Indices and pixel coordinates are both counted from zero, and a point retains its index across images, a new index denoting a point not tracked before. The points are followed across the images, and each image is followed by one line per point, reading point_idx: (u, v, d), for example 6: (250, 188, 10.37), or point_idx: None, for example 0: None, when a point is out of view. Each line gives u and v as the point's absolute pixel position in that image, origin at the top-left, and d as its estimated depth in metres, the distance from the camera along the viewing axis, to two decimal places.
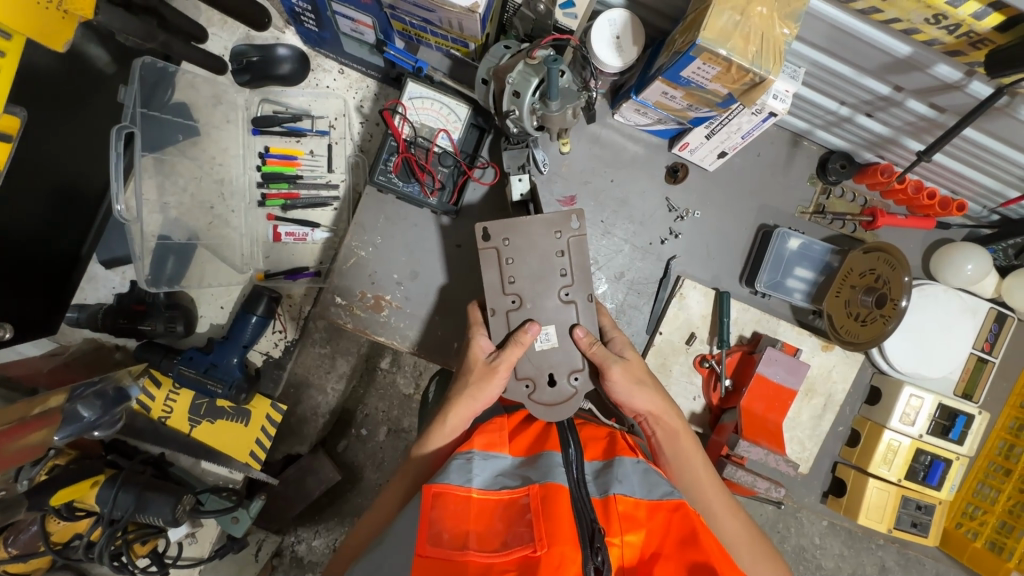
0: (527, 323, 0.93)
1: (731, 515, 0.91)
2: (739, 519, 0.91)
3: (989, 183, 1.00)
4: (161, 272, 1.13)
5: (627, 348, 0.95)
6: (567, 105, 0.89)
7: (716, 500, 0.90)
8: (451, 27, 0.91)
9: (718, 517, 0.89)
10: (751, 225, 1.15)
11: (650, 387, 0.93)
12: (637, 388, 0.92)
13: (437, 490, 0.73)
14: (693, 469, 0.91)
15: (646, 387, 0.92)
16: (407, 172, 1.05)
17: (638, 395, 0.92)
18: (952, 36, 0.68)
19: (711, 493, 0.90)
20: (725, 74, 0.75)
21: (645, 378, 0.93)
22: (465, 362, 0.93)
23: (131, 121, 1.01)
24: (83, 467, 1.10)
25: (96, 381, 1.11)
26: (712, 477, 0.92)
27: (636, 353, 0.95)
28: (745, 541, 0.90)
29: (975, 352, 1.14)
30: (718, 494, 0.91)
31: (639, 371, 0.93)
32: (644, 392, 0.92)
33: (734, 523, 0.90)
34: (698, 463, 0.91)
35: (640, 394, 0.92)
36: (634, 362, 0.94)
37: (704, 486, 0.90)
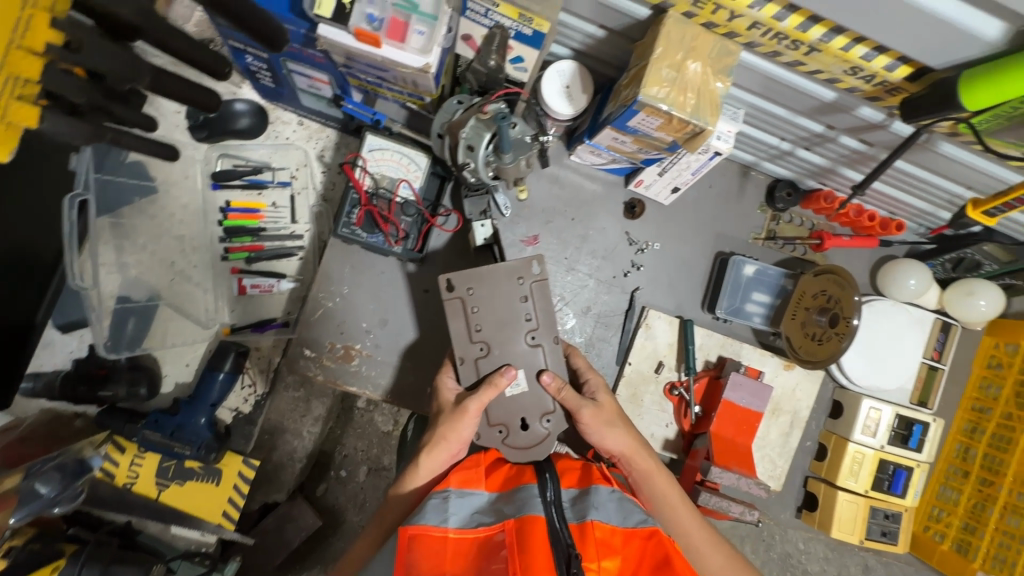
0: (504, 368, 0.94)
1: (714, 547, 0.93)
2: (721, 548, 0.94)
3: (922, 206, 1.06)
4: (122, 333, 1.17)
5: (600, 391, 0.97)
6: (520, 156, 0.93)
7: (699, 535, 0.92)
8: (406, 83, 0.93)
9: (702, 551, 0.92)
10: (708, 253, 1.19)
11: (622, 428, 0.94)
12: (609, 429, 0.93)
13: (414, 532, 0.73)
14: (672, 507, 0.92)
15: (618, 429, 0.93)
16: (371, 224, 1.05)
17: (611, 438, 0.92)
18: (869, 84, 0.73)
19: (692, 528, 0.92)
20: (667, 125, 0.79)
21: (618, 419, 0.94)
22: (441, 405, 0.92)
23: (84, 188, 1.03)
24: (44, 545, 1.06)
25: (55, 455, 1.08)
26: (691, 511, 0.94)
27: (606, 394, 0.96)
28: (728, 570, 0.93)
29: (926, 361, 1.19)
30: (699, 527, 0.93)
31: (612, 411, 0.95)
32: (616, 434, 0.93)
33: (719, 553, 0.94)
34: (676, 502, 0.93)
35: (614, 435, 0.92)
36: (606, 402, 0.95)
37: (685, 523, 0.92)
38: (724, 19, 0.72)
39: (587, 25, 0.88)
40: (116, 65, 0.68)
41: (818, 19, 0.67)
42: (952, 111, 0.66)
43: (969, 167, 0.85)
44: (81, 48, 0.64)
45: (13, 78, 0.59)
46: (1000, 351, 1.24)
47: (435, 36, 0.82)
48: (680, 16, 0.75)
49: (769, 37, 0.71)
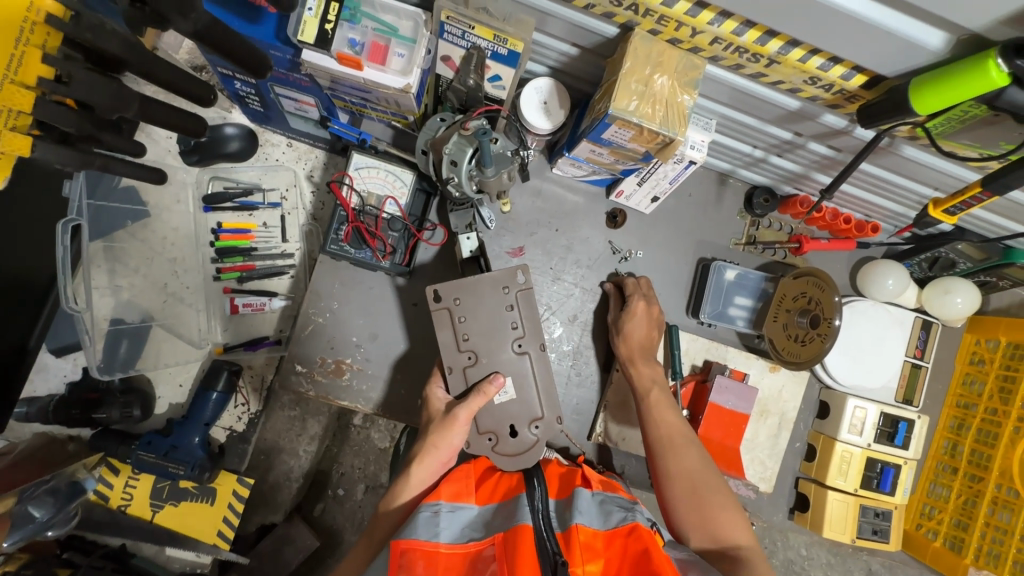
0: (492, 375, 0.96)
1: (690, 454, 0.92)
2: (703, 464, 0.91)
3: (894, 207, 1.10)
4: (115, 356, 1.16)
5: (643, 306, 1.09)
6: (502, 169, 0.93)
7: (676, 433, 0.94)
8: (388, 103, 0.96)
9: (675, 448, 0.92)
10: (691, 259, 1.22)
11: (647, 331, 1.08)
12: (630, 331, 1.07)
13: (405, 545, 0.73)
14: (657, 400, 0.99)
15: (639, 333, 1.07)
16: (358, 240, 1.08)
17: (633, 331, 1.07)
18: (829, 93, 0.77)
19: (670, 428, 0.95)
20: (639, 136, 0.82)
21: (645, 323, 1.08)
22: (431, 414, 0.94)
23: (77, 215, 1.05)
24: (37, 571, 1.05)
25: (48, 478, 1.12)
26: (677, 418, 0.97)
27: (647, 307, 1.09)
28: (699, 475, 0.89)
29: (909, 359, 1.21)
30: (680, 434, 0.94)
31: (639, 317, 1.08)
32: (634, 336, 1.07)
33: (694, 459, 0.91)
34: (663, 401, 0.99)
35: (634, 332, 1.07)
36: (639, 309, 1.09)
37: (666, 422, 0.96)
38: (686, 35, 0.76)
39: (561, 44, 0.91)
40: (101, 98, 0.67)
41: (774, 33, 0.70)
42: (906, 115, 0.69)
43: (933, 168, 0.88)
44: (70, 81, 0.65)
45: (7, 110, 0.62)
46: (982, 347, 1.26)
47: (414, 57, 0.85)
48: (646, 33, 0.78)
49: (731, 51, 0.75)
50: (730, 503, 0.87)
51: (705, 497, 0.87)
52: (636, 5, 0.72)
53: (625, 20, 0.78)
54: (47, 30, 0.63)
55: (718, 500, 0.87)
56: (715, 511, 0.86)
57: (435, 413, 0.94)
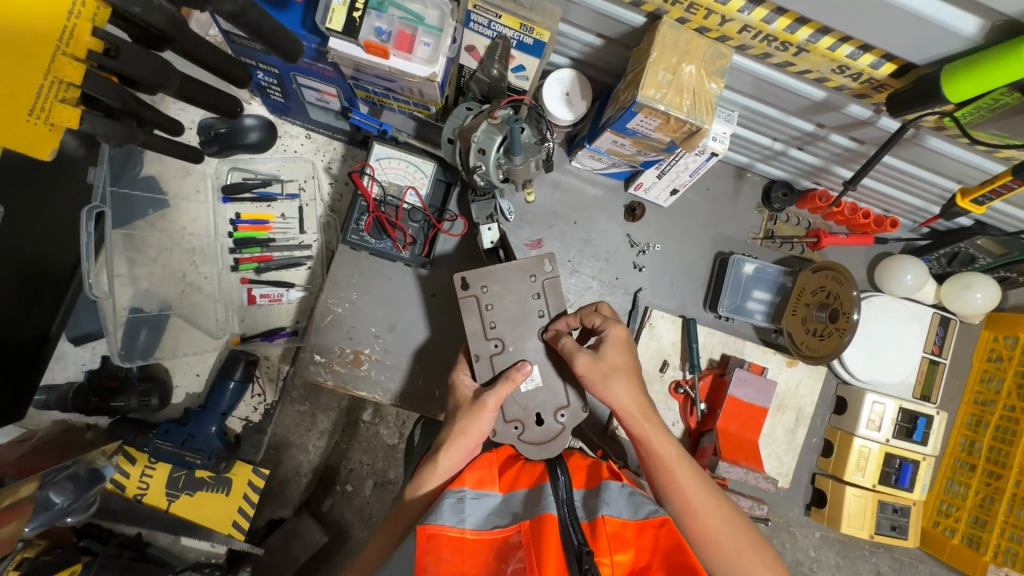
0: (520, 362, 0.97)
1: (720, 519, 0.85)
2: (735, 524, 0.86)
3: (915, 202, 1.10)
4: (133, 345, 1.15)
5: (613, 346, 0.93)
6: (530, 158, 0.94)
7: (701, 499, 0.86)
8: (412, 93, 0.97)
9: (703, 519, 0.85)
10: (708, 253, 1.22)
11: (629, 380, 0.92)
12: (608, 381, 0.91)
13: (432, 531, 0.72)
14: (667, 468, 0.88)
15: (619, 381, 0.91)
16: (379, 230, 1.08)
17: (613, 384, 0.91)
18: (857, 82, 0.77)
19: (694, 497, 0.86)
20: (665, 125, 0.82)
21: (622, 371, 0.92)
22: (459, 400, 0.93)
23: (101, 201, 1.03)
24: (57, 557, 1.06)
25: (69, 463, 1.11)
26: (696, 480, 0.88)
27: (617, 349, 0.93)
28: (737, 540, 0.84)
29: (927, 355, 1.21)
30: (705, 499, 0.87)
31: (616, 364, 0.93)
32: (614, 388, 0.91)
33: (725, 522, 0.85)
34: (680, 466, 0.88)
35: (620, 388, 0.91)
36: (609, 354, 0.92)
37: (688, 490, 0.87)
38: (715, 23, 0.76)
39: (585, 35, 0.92)
40: (146, 73, 0.68)
41: (805, 21, 0.71)
42: (937, 102, 0.69)
43: (960, 161, 0.88)
44: (118, 54, 0.66)
45: (57, 82, 0.62)
46: (1000, 344, 1.25)
47: (441, 46, 0.86)
48: (674, 22, 0.79)
49: (759, 40, 0.75)
50: (766, 553, 0.85)
51: (745, 562, 0.83)
52: None
53: (654, 8, 0.78)
54: (96, 4, 0.62)
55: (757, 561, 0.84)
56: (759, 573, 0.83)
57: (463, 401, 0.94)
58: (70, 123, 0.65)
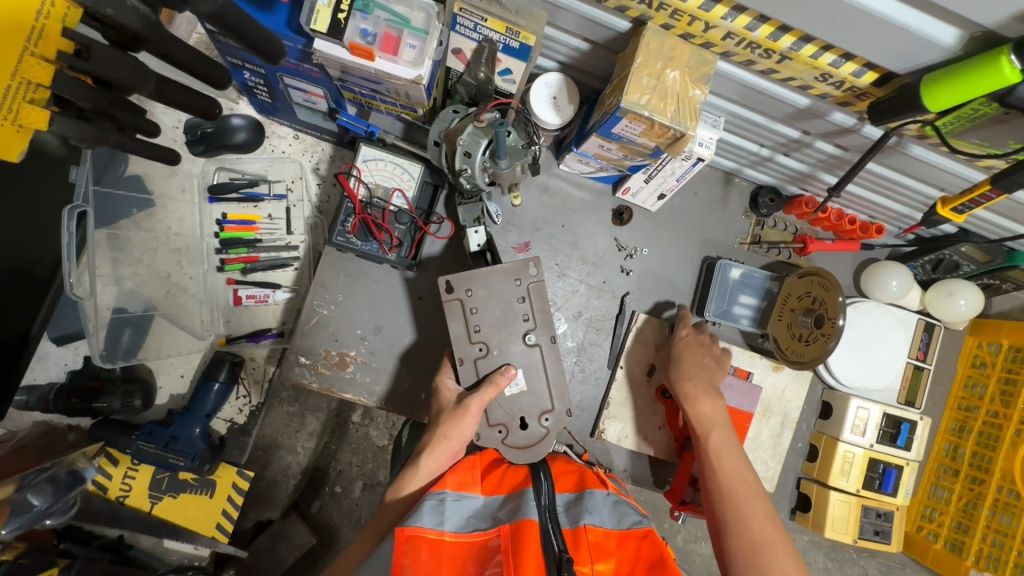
0: (504, 367, 0.95)
1: (752, 496, 0.89)
2: (765, 506, 0.88)
3: (899, 208, 1.10)
4: (117, 346, 1.14)
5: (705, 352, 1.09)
6: (515, 162, 0.95)
7: (738, 473, 0.92)
8: (398, 95, 0.97)
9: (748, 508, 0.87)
10: (696, 258, 1.22)
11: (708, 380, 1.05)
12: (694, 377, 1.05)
13: (410, 533, 0.73)
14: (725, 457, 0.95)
15: (702, 378, 1.05)
16: (365, 232, 1.08)
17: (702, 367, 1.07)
18: (839, 90, 0.77)
19: (732, 471, 0.92)
20: (650, 130, 0.82)
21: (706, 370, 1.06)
22: (442, 404, 0.93)
23: (83, 200, 1.02)
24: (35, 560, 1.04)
25: (47, 466, 1.08)
26: (737, 458, 0.95)
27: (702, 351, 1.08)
28: (765, 516, 0.86)
29: (911, 361, 1.21)
30: (742, 475, 0.92)
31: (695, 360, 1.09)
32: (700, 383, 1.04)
33: (757, 501, 0.88)
34: (726, 445, 0.96)
35: (698, 381, 1.04)
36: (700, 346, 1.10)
37: (728, 464, 0.93)
38: (700, 30, 0.76)
39: (572, 39, 0.92)
40: (125, 74, 0.67)
41: (787, 29, 0.71)
42: (917, 111, 0.70)
43: (942, 169, 0.88)
44: (90, 55, 0.65)
45: (25, 82, 0.61)
46: (983, 350, 1.26)
47: (427, 49, 0.86)
48: (658, 27, 0.79)
49: (743, 47, 0.76)
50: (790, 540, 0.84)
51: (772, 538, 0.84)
52: None
53: (638, 13, 0.78)
54: (66, 3, 0.61)
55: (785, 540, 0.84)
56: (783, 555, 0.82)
57: (446, 404, 0.93)
58: (37, 126, 0.63)
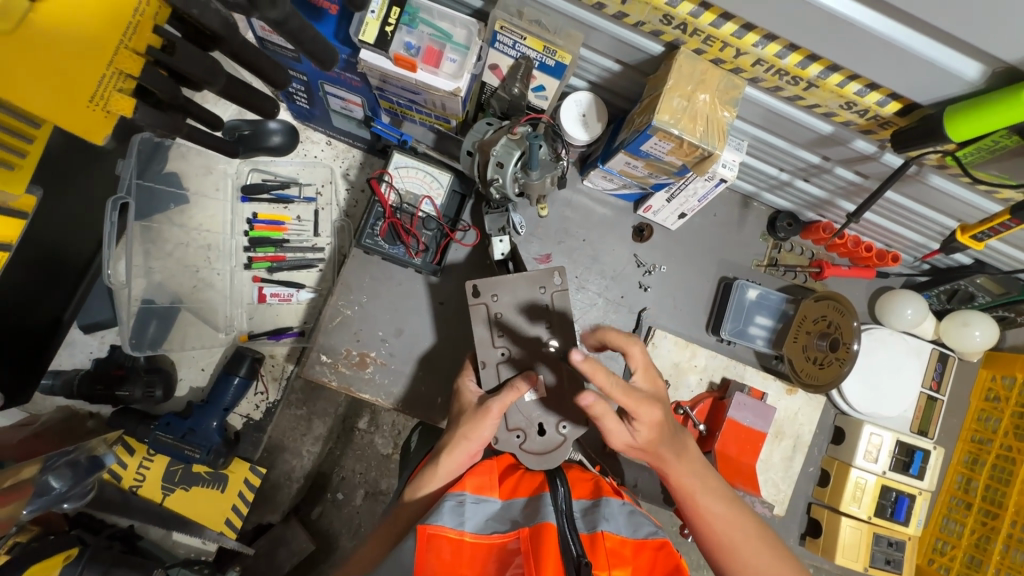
0: (524, 373, 0.96)
1: (754, 553, 0.85)
2: (769, 550, 0.86)
3: (916, 238, 1.12)
4: (143, 335, 1.17)
5: (647, 409, 0.83)
6: (546, 174, 0.98)
7: (736, 531, 0.87)
8: (434, 106, 1.01)
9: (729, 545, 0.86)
10: (713, 277, 1.24)
11: (658, 431, 0.87)
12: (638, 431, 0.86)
13: (432, 532, 0.73)
14: (693, 498, 0.89)
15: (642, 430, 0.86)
16: (393, 236, 1.11)
17: (653, 430, 0.86)
18: (863, 118, 0.81)
19: (724, 532, 0.87)
20: (678, 149, 0.86)
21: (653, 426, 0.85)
22: (464, 405, 0.94)
23: (126, 192, 1.07)
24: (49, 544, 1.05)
25: (70, 449, 1.09)
26: (725, 512, 0.88)
27: (652, 408, 0.84)
28: (774, 573, 0.84)
29: (925, 391, 1.22)
30: (737, 533, 0.87)
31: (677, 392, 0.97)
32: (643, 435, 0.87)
33: (758, 555, 0.85)
34: (706, 497, 0.88)
35: (643, 436, 0.87)
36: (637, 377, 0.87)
37: (718, 526, 0.87)
38: (730, 56, 0.80)
39: (604, 60, 0.96)
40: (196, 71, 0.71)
41: (816, 58, 0.74)
42: (938, 141, 0.72)
43: (960, 200, 0.91)
44: (174, 51, 0.69)
45: (117, 73, 0.65)
46: (997, 384, 1.27)
47: (466, 64, 0.90)
48: (691, 52, 0.82)
49: (771, 73, 0.79)
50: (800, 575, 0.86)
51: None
52: (685, 24, 0.76)
53: (672, 38, 0.82)
54: (159, 4, 0.66)
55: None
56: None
57: (467, 406, 0.94)
58: (122, 112, 0.67)
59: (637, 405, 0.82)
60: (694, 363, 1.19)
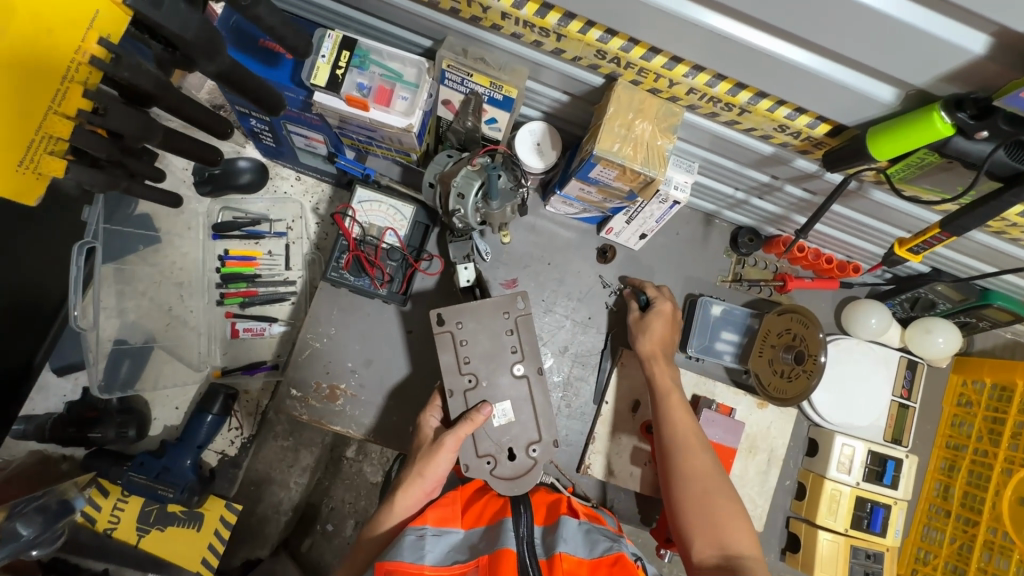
0: (482, 404, 0.97)
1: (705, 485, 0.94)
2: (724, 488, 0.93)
3: (872, 248, 1.15)
4: (115, 377, 1.20)
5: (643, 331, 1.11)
6: (506, 203, 1.00)
7: (682, 467, 0.96)
8: (392, 141, 1.03)
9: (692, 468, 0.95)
10: (678, 295, 1.26)
11: (659, 338, 1.11)
12: (641, 336, 1.12)
13: (389, 567, 0.75)
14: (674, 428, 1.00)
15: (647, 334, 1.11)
16: (358, 268, 1.13)
17: (648, 342, 1.10)
18: (798, 139, 0.83)
19: (688, 454, 0.97)
20: (622, 175, 0.88)
21: (658, 330, 1.11)
22: (421, 442, 0.96)
23: (93, 237, 1.09)
24: None
25: (39, 495, 1.10)
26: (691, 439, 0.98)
27: (650, 332, 1.11)
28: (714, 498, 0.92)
29: (896, 399, 1.23)
30: (697, 461, 0.96)
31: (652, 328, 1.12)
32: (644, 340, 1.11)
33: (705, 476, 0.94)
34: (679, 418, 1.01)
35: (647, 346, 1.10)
36: (654, 322, 1.12)
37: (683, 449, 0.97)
38: (665, 86, 0.83)
39: (553, 92, 0.99)
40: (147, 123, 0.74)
41: (744, 85, 0.77)
42: (867, 160, 0.75)
43: (903, 212, 0.93)
44: (105, 113, 0.72)
45: (47, 137, 0.67)
46: (969, 388, 1.28)
47: (417, 100, 0.93)
48: (628, 83, 0.85)
49: (705, 100, 0.82)
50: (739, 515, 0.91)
51: (721, 517, 0.90)
52: (618, 58, 0.79)
53: (609, 71, 0.84)
54: (89, 68, 0.67)
55: (732, 518, 0.90)
56: (727, 511, 0.91)
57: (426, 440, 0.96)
58: (57, 173, 0.70)
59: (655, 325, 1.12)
60: None
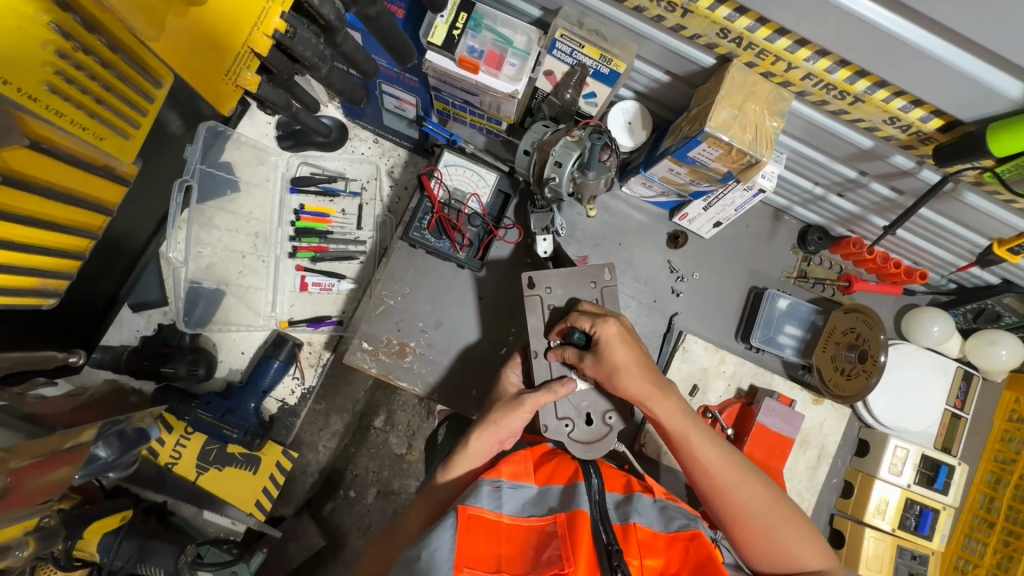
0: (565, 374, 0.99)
1: (758, 509, 0.89)
2: (778, 501, 0.90)
3: (945, 255, 1.16)
4: (191, 313, 1.24)
5: (620, 361, 0.92)
6: (601, 176, 1.02)
7: (727, 504, 0.90)
8: (488, 108, 1.06)
9: (733, 497, 0.89)
10: (742, 287, 1.28)
11: (630, 369, 0.93)
12: (614, 377, 0.93)
13: (472, 512, 0.77)
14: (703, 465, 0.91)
15: (624, 373, 0.92)
16: (440, 230, 1.15)
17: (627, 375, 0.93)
18: (905, 134, 0.85)
19: (727, 482, 0.90)
20: (726, 155, 0.90)
21: (621, 362, 0.92)
22: (502, 394, 0.98)
23: (190, 175, 1.14)
24: (109, 505, 1.14)
25: (120, 419, 1.11)
26: (728, 471, 0.90)
27: (624, 348, 0.93)
28: (773, 517, 0.88)
29: (949, 409, 1.24)
30: (738, 482, 0.90)
31: (622, 363, 0.92)
32: (624, 381, 0.93)
33: (758, 499, 0.89)
34: (704, 446, 0.91)
35: (626, 380, 0.92)
36: (612, 352, 0.92)
37: (719, 475, 0.90)
38: (782, 70, 0.85)
39: (654, 71, 1.01)
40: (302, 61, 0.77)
41: (864, 74, 0.79)
42: (980, 156, 0.77)
43: (992, 216, 0.95)
44: (293, 36, 0.78)
45: (249, 52, 0.76)
46: (1020, 405, 1.29)
47: (525, 68, 0.95)
48: (742, 65, 0.87)
49: (820, 87, 0.83)
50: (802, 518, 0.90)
51: (789, 537, 0.88)
52: (741, 38, 0.81)
53: (726, 51, 0.87)
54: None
55: (802, 533, 0.88)
56: (790, 529, 0.88)
57: (506, 393, 0.98)
58: (249, 86, 0.80)
59: (615, 359, 0.92)
60: (723, 369, 1.22)
